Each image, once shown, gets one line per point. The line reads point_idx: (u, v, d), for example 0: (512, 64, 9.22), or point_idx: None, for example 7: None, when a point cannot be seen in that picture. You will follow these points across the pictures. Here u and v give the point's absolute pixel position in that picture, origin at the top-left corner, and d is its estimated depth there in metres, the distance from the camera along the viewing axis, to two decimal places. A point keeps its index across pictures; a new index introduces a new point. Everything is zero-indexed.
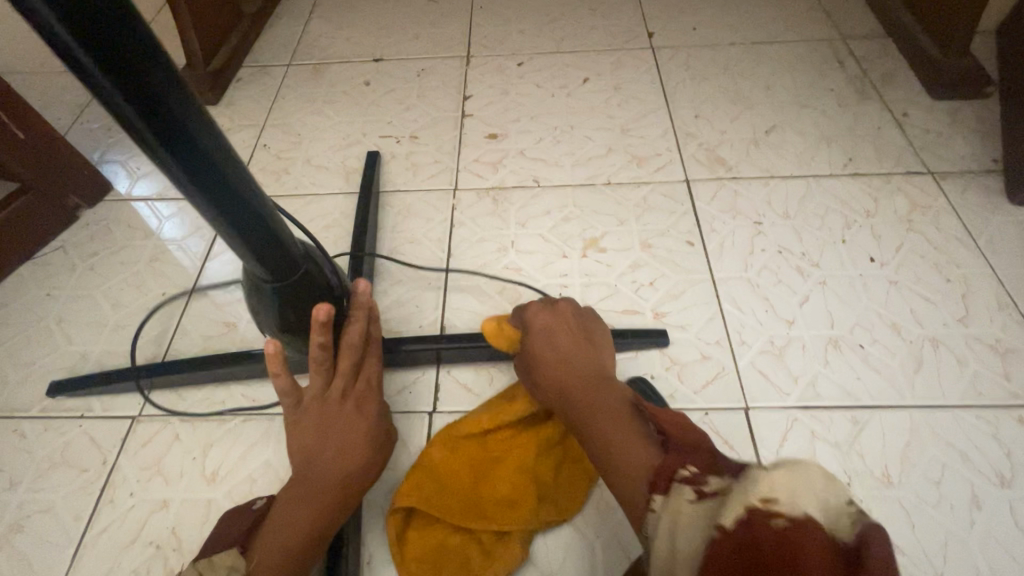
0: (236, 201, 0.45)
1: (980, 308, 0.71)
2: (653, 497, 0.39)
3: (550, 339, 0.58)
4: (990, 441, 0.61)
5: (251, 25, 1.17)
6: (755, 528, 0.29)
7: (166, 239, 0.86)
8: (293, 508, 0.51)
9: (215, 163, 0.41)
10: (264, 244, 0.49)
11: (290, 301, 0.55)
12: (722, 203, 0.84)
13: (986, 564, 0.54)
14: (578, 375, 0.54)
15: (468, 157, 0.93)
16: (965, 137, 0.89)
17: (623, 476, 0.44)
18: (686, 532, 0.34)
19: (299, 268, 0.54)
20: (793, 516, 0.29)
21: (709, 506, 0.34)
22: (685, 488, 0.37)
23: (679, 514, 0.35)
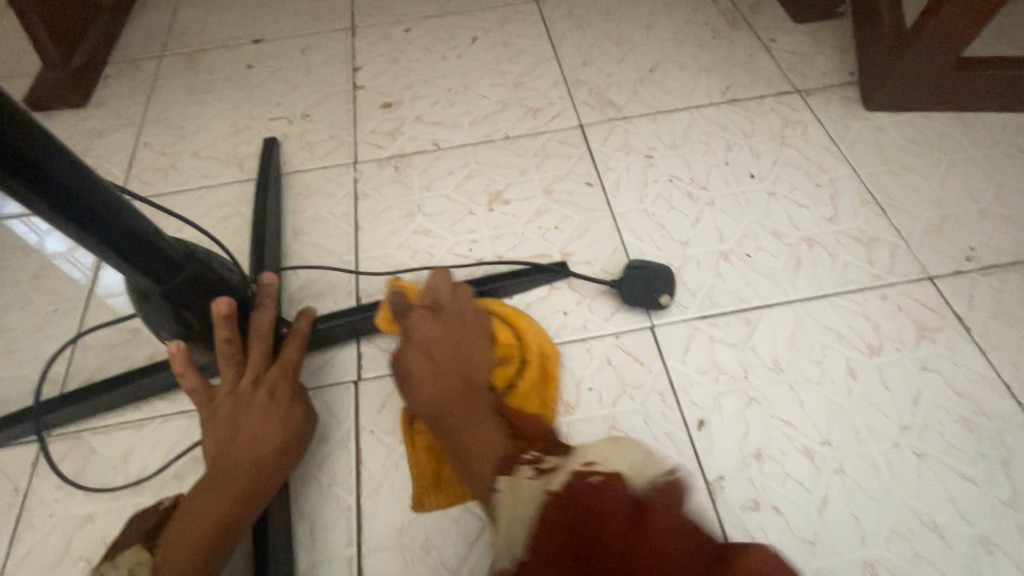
0: (92, 207, 0.42)
1: (846, 206, 0.78)
2: (500, 477, 0.49)
3: (427, 346, 0.59)
4: (860, 318, 0.69)
5: (112, 17, 1.08)
6: (581, 485, 0.45)
7: (49, 254, 0.80)
8: (204, 496, 0.50)
9: (59, 173, 0.38)
10: (126, 245, 0.45)
11: (179, 302, 0.52)
12: (615, 142, 0.87)
13: (861, 423, 0.62)
14: (449, 374, 0.57)
15: (365, 129, 0.92)
16: (825, 55, 0.96)
17: (474, 470, 0.52)
18: (528, 498, 0.46)
19: (183, 269, 0.51)
20: (606, 476, 0.46)
21: (544, 480, 0.47)
22: (524, 468, 0.49)
23: (519, 488, 0.47)
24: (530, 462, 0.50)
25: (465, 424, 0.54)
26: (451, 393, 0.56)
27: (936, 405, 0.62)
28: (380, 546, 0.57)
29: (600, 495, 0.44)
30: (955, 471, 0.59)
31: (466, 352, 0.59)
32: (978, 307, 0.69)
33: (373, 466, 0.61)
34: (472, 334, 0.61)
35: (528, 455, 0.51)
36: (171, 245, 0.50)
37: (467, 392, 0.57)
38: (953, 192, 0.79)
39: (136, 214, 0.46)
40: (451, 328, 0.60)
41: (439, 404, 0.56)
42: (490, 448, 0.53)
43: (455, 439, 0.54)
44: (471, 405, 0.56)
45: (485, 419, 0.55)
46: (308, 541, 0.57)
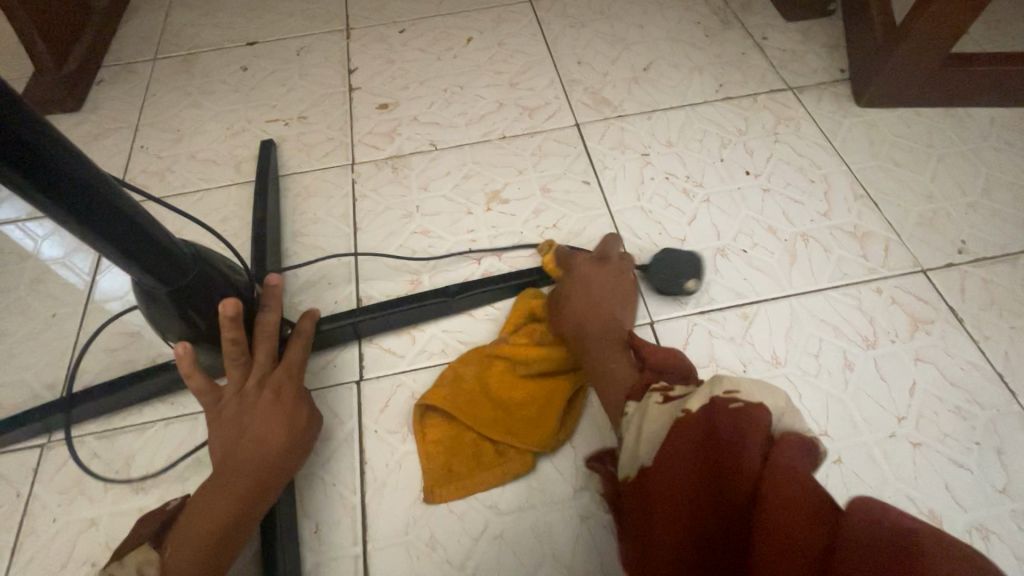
0: (102, 208, 0.42)
1: (840, 201, 0.79)
2: (631, 402, 0.51)
3: (589, 280, 0.63)
4: (856, 312, 0.70)
5: (105, 19, 1.08)
6: (717, 410, 0.41)
7: (46, 259, 0.80)
8: (211, 494, 0.50)
9: (70, 175, 0.39)
10: (132, 244, 0.45)
11: (183, 301, 0.52)
12: (611, 140, 0.88)
13: (859, 414, 0.63)
14: (598, 305, 0.61)
15: (362, 131, 0.92)
16: (817, 52, 0.97)
17: (610, 389, 0.55)
18: (653, 424, 0.46)
19: (190, 270, 0.52)
20: (747, 401, 0.40)
21: (671, 407, 0.46)
22: (656, 395, 0.49)
23: (648, 410, 0.48)
24: (660, 391, 0.50)
25: (603, 352, 0.58)
26: (595, 326, 0.59)
27: (930, 396, 0.64)
28: (386, 543, 0.57)
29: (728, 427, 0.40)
30: (950, 459, 0.60)
31: (615, 290, 0.63)
32: (969, 298, 0.70)
33: (377, 466, 0.61)
34: (616, 276, 0.64)
35: (658, 382, 0.51)
36: (176, 244, 0.50)
37: (607, 321, 0.60)
38: (944, 186, 0.80)
39: (142, 213, 0.46)
40: (610, 269, 0.64)
41: (579, 331, 0.60)
42: (620, 377, 0.55)
43: (593, 366, 0.58)
44: (611, 337, 0.59)
45: (619, 352, 0.57)
46: (314, 541, 0.57)
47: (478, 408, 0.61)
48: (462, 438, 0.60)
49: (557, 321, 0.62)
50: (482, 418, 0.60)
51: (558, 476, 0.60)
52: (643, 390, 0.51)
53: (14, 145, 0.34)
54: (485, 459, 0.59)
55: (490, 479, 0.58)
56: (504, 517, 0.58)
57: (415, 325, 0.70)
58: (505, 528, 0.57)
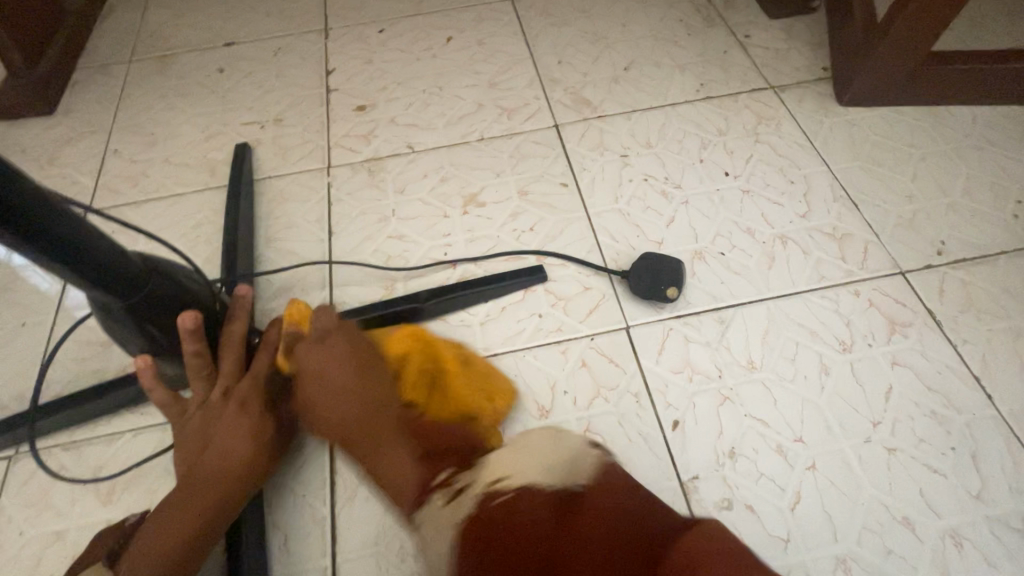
0: (51, 229, 0.41)
1: (819, 202, 0.79)
2: (416, 510, 0.48)
3: (318, 367, 0.55)
4: (833, 315, 0.69)
5: (79, 21, 1.06)
6: (491, 507, 0.44)
7: (16, 266, 0.79)
8: (171, 509, 0.50)
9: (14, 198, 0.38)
10: (74, 258, 0.43)
11: (137, 314, 0.51)
12: (590, 141, 0.87)
13: (834, 419, 0.62)
14: (350, 397, 0.54)
15: (339, 133, 0.91)
16: (799, 50, 0.96)
17: (394, 494, 0.51)
18: (441, 533, 0.45)
19: (149, 284, 0.51)
20: (517, 488, 0.46)
21: (456, 508, 0.45)
22: (436, 497, 0.47)
23: (433, 522, 0.46)
24: (442, 485, 0.48)
25: (376, 448, 0.52)
26: (355, 414, 0.53)
27: (906, 400, 0.63)
28: (356, 555, 0.57)
29: (528, 508, 0.44)
30: (924, 464, 0.59)
31: (364, 365, 0.56)
32: (947, 301, 0.69)
33: (347, 476, 0.60)
34: (362, 350, 0.57)
35: (441, 474, 0.49)
36: (125, 255, 0.48)
37: (366, 413, 0.53)
38: (925, 186, 0.79)
39: (83, 225, 0.44)
40: (344, 346, 0.56)
41: (349, 422, 0.53)
42: (402, 473, 0.50)
43: (371, 462, 0.52)
44: (379, 423, 0.53)
45: (394, 442, 0.52)
46: (282, 553, 0.57)
47: None
48: None
49: (314, 411, 0.55)
50: None
51: None
52: (428, 490, 0.48)
53: None
54: None
55: None
56: None
57: None
58: None
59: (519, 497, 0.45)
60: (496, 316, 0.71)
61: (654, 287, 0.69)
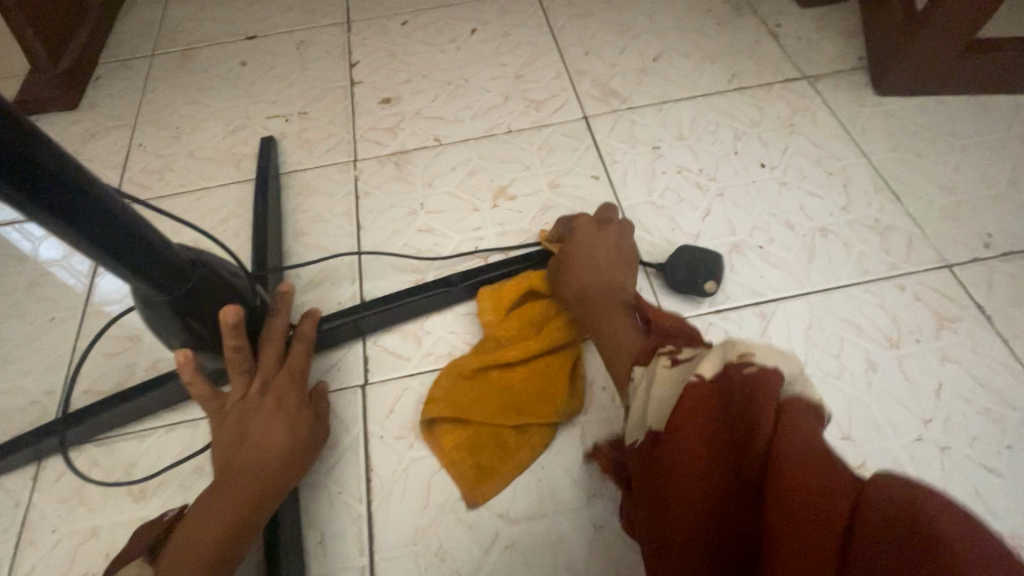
0: (100, 218, 0.40)
1: (859, 194, 0.76)
2: (637, 367, 0.46)
3: (589, 250, 0.61)
4: (878, 310, 0.67)
5: (101, 16, 1.06)
6: (732, 381, 0.35)
7: (44, 261, 0.79)
8: (211, 504, 0.49)
9: (65, 185, 0.37)
10: (121, 247, 0.42)
11: (181, 307, 0.49)
12: (620, 133, 0.85)
13: (883, 417, 0.60)
14: (606, 278, 0.58)
15: (364, 126, 0.90)
16: (833, 40, 0.94)
17: (611, 357, 0.51)
18: (661, 397, 0.41)
19: (191, 277, 0.49)
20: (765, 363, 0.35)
21: (687, 367, 0.41)
22: (666, 354, 0.44)
23: (660, 380, 0.42)
24: (667, 351, 0.44)
25: (607, 317, 0.55)
26: (597, 290, 0.57)
27: (958, 397, 0.61)
28: (394, 554, 0.55)
29: (738, 394, 0.35)
30: (980, 464, 0.57)
31: (621, 259, 0.61)
32: (997, 295, 0.67)
33: (383, 474, 0.59)
34: (618, 248, 0.62)
35: (666, 345, 0.45)
36: (170, 247, 0.47)
37: (610, 289, 0.57)
38: (969, 177, 0.77)
39: (129, 213, 0.43)
40: (610, 240, 0.62)
41: (585, 295, 0.58)
42: (628, 342, 0.51)
43: (596, 330, 0.55)
44: (613, 301, 0.56)
45: (620, 316, 0.54)
46: (319, 552, 0.56)
47: (479, 402, 0.59)
48: (482, 436, 0.58)
49: (563, 285, 0.60)
50: (498, 406, 0.59)
51: (570, 483, 0.58)
52: (649, 349, 0.47)
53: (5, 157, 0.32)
54: (511, 446, 0.58)
55: (513, 472, 0.58)
56: (515, 525, 0.56)
57: (421, 325, 0.68)
58: (516, 537, 0.55)
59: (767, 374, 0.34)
60: None
61: (692, 280, 0.67)
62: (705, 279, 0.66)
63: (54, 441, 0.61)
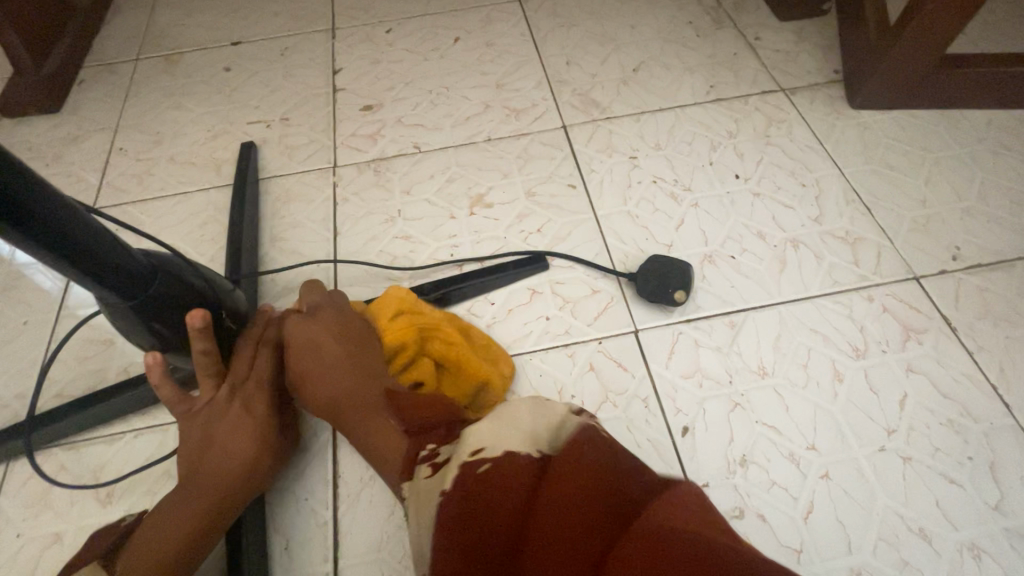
0: (54, 226, 0.40)
1: (832, 206, 0.77)
2: (404, 484, 0.47)
3: (311, 346, 0.57)
4: (846, 320, 0.68)
5: (86, 21, 1.06)
6: (474, 479, 0.41)
7: (21, 264, 0.79)
8: (171, 507, 0.49)
9: (14, 193, 0.36)
10: (58, 244, 0.41)
11: (129, 306, 0.48)
12: (598, 143, 0.86)
13: (848, 427, 0.61)
14: (347, 375, 0.56)
15: (345, 133, 0.90)
16: (810, 53, 0.95)
17: (386, 464, 0.51)
18: (427, 509, 0.42)
19: (153, 282, 0.49)
20: (496, 456, 0.42)
21: (440, 477, 0.44)
22: (424, 468, 0.46)
23: (421, 493, 0.44)
24: (427, 458, 0.47)
25: (368, 423, 0.53)
26: (350, 390, 0.55)
27: (922, 408, 0.62)
28: (358, 561, 0.55)
29: (497, 475, 0.41)
30: (941, 474, 0.58)
31: (358, 346, 0.58)
32: (963, 308, 0.68)
33: (351, 480, 0.59)
34: (347, 325, 0.59)
35: (423, 448, 0.48)
36: (118, 245, 0.46)
37: (358, 381, 0.56)
38: (939, 190, 0.78)
39: (71, 212, 0.41)
40: (327, 325, 0.59)
41: (338, 398, 0.55)
42: (394, 449, 0.51)
43: (362, 432, 0.53)
44: (371, 397, 0.55)
45: (382, 416, 0.53)
46: (283, 558, 0.56)
47: None
48: None
49: (308, 388, 0.56)
50: None
51: None
52: (413, 460, 0.47)
53: None
54: None
55: None
56: None
57: None
58: None
59: (511, 457, 0.42)
60: (503, 317, 0.70)
61: (663, 289, 0.67)
62: (676, 289, 0.67)
63: (23, 445, 0.61)
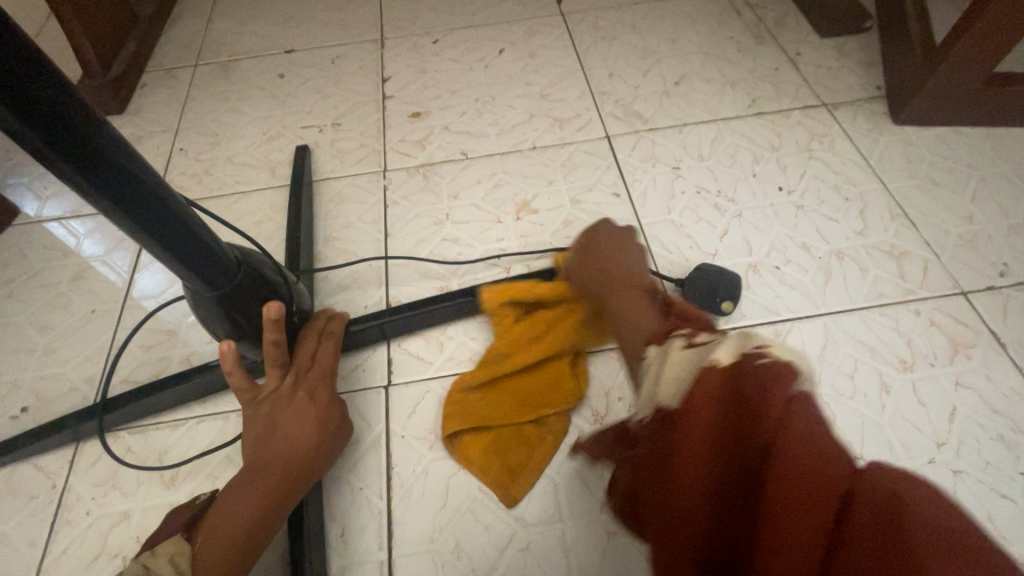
0: (166, 217, 0.44)
1: (876, 219, 0.78)
2: (652, 346, 0.43)
3: (604, 248, 0.61)
4: (893, 333, 0.68)
5: (148, 28, 1.11)
6: (748, 368, 0.32)
7: (87, 256, 0.83)
8: (243, 490, 0.51)
9: (138, 185, 0.41)
10: (157, 225, 0.43)
11: (212, 292, 0.51)
12: (642, 153, 0.88)
13: (896, 439, 0.61)
14: (622, 273, 0.57)
15: (394, 138, 0.93)
16: (852, 69, 0.96)
17: (630, 335, 0.49)
18: (674, 367, 0.38)
19: (238, 273, 0.52)
20: (779, 356, 0.32)
21: (698, 353, 0.38)
22: (680, 339, 0.41)
23: (669, 355, 0.40)
24: (682, 335, 0.41)
25: (627, 304, 0.53)
26: (619, 278, 0.56)
27: (972, 423, 0.62)
28: (411, 551, 0.57)
29: (768, 385, 0.30)
30: (991, 489, 0.58)
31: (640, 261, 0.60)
32: (1012, 324, 0.68)
33: (404, 472, 0.61)
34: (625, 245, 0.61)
35: (680, 330, 0.43)
36: (210, 234, 0.49)
37: (631, 282, 0.56)
38: (985, 207, 0.78)
39: (179, 206, 0.45)
40: (628, 242, 0.62)
41: (604, 283, 0.57)
42: (645, 325, 0.48)
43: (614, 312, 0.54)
44: (635, 291, 0.54)
45: (641, 300, 0.52)
46: (339, 545, 0.58)
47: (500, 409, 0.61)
48: (507, 436, 0.60)
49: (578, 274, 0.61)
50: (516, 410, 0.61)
51: (586, 492, 0.59)
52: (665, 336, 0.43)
53: (93, 156, 0.36)
54: (532, 445, 0.60)
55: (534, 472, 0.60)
56: (531, 528, 0.57)
57: (443, 330, 0.71)
58: (530, 540, 0.57)
59: (786, 366, 0.31)
60: None
61: (708, 296, 0.68)
62: (722, 298, 0.68)
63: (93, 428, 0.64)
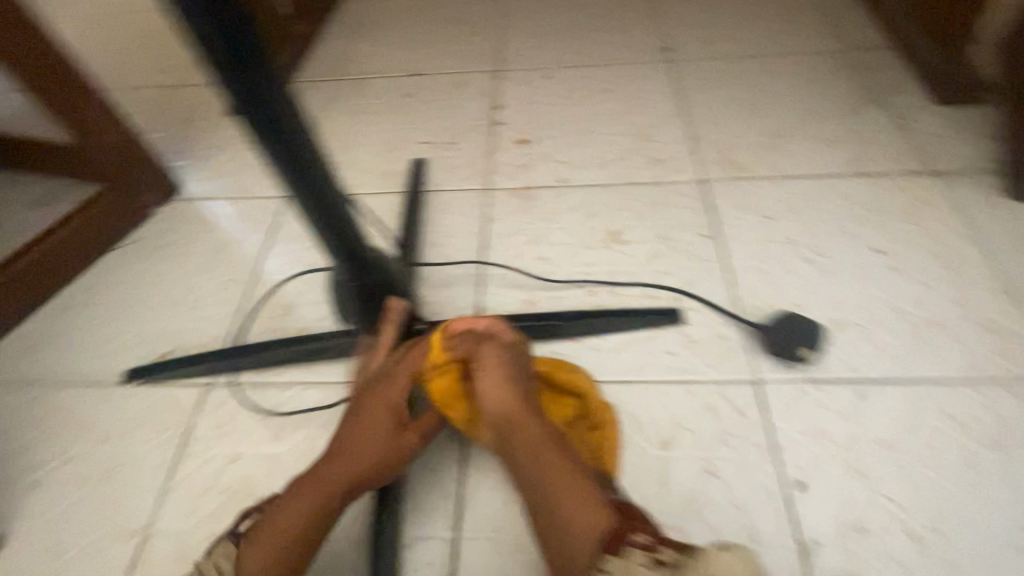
0: (332, 221, 0.55)
1: (977, 293, 0.76)
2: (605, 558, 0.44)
3: (495, 372, 0.58)
4: (985, 411, 0.66)
5: (299, 45, 1.28)
6: None
7: (229, 233, 0.96)
8: (303, 491, 0.56)
9: (319, 191, 0.52)
10: (324, 225, 0.54)
11: (343, 268, 0.60)
12: (735, 200, 0.91)
13: (977, 518, 0.59)
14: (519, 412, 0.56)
15: (500, 161, 1.02)
16: (966, 140, 0.95)
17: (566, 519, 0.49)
18: None
19: (369, 278, 0.62)
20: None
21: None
22: (639, 552, 0.43)
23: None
24: (641, 544, 0.44)
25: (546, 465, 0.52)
26: (521, 424, 0.55)
27: None
28: (477, 535, 0.62)
29: None
30: None
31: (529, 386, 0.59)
32: None
33: (478, 462, 0.67)
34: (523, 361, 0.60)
35: (633, 532, 0.45)
36: (350, 212, 0.57)
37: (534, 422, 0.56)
38: None
39: (347, 218, 0.56)
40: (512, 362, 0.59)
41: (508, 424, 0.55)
42: (581, 508, 0.48)
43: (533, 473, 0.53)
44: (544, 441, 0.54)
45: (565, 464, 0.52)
46: (413, 517, 0.64)
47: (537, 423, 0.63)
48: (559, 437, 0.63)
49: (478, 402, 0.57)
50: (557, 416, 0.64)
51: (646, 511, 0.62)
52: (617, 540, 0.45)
53: (293, 160, 0.48)
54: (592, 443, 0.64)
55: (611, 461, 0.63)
56: None
57: (523, 340, 0.76)
58: None
59: None
60: (628, 345, 0.75)
61: (789, 345, 0.70)
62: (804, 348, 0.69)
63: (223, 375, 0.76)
